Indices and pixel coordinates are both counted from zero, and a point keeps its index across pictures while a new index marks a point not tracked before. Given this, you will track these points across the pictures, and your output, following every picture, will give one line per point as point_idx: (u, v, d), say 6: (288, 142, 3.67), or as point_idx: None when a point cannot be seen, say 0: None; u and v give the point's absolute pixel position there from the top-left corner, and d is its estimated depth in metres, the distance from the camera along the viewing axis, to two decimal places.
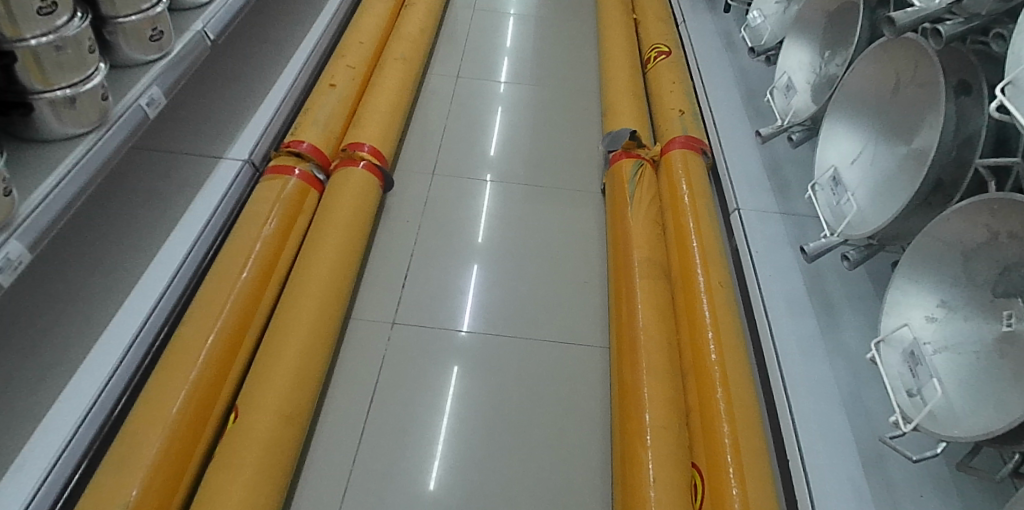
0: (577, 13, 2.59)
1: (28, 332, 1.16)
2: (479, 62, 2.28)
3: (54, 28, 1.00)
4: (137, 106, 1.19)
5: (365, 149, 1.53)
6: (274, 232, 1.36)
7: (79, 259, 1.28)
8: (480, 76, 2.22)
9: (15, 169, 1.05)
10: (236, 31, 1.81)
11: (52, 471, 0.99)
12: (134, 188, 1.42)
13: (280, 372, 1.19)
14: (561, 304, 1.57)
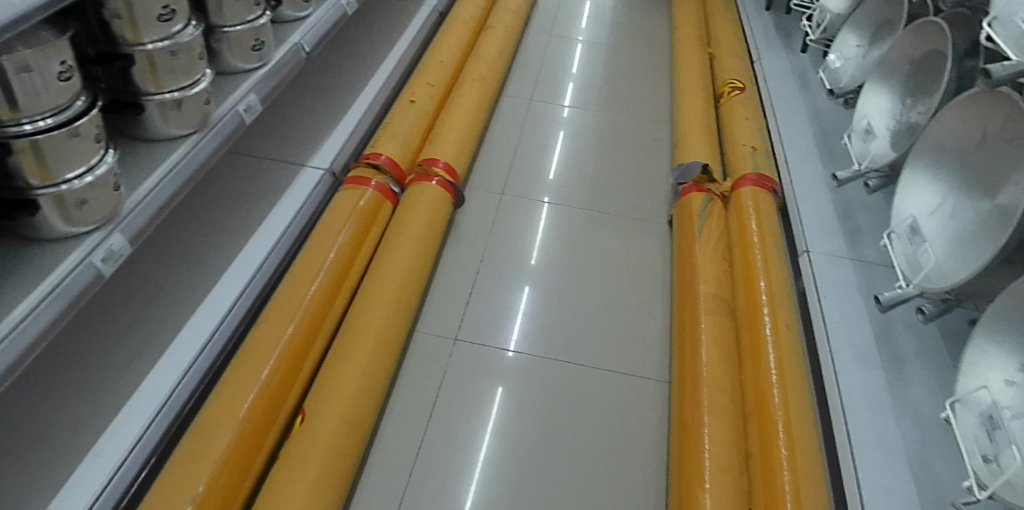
0: (651, 42, 2.60)
1: (115, 322, 1.22)
2: (552, 86, 2.32)
3: (170, 34, 1.07)
4: (234, 111, 1.25)
5: (440, 165, 1.56)
6: (349, 241, 1.39)
7: (166, 253, 1.34)
8: (552, 100, 2.25)
9: (123, 165, 1.12)
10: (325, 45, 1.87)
11: (128, 457, 1.02)
12: (220, 190, 1.48)
13: (347, 379, 1.21)
14: (622, 334, 1.57)
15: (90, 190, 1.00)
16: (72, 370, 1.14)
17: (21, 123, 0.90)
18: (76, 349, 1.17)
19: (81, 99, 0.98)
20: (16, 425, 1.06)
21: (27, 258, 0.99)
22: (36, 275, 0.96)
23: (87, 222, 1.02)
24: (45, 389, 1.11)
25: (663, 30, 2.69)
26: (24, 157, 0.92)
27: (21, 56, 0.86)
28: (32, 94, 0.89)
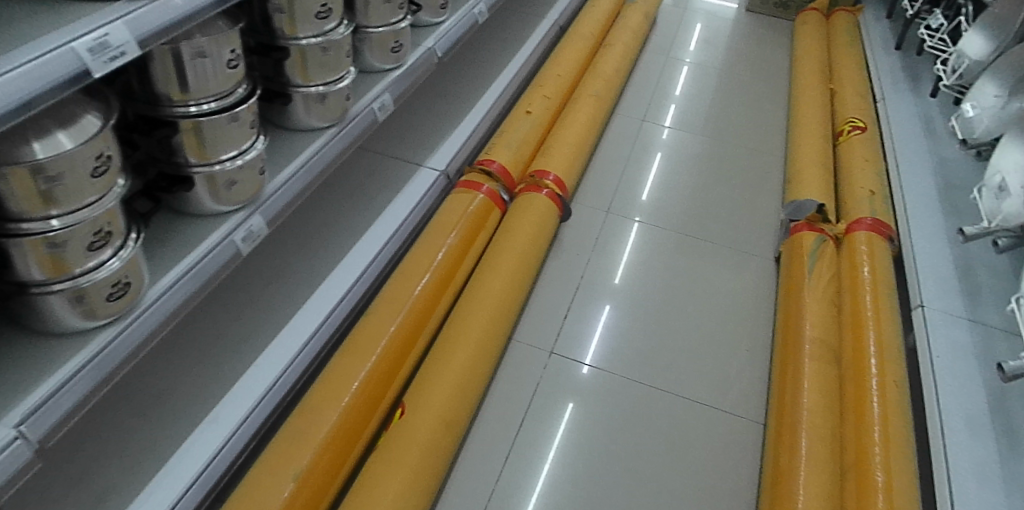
0: (770, 71, 2.55)
1: (242, 297, 1.29)
2: (666, 108, 2.31)
3: (324, 32, 1.15)
4: (369, 109, 1.31)
5: (550, 178, 1.57)
6: (457, 244, 1.42)
7: (291, 236, 1.41)
8: (664, 122, 2.24)
9: (269, 153, 1.20)
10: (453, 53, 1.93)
11: (239, 428, 1.07)
12: (344, 181, 1.54)
13: (446, 380, 1.25)
14: (719, 367, 1.54)
15: (238, 172, 1.07)
16: (199, 337, 1.22)
17: (187, 104, 0.98)
18: (204, 318, 1.25)
19: (242, 87, 1.05)
20: (147, 385, 1.14)
21: (178, 232, 1.07)
22: (183, 247, 1.05)
23: (230, 202, 1.09)
24: (175, 353, 1.19)
25: (784, 59, 2.63)
26: (186, 136, 0.99)
27: (196, 43, 0.94)
28: (200, 78, 0.97)
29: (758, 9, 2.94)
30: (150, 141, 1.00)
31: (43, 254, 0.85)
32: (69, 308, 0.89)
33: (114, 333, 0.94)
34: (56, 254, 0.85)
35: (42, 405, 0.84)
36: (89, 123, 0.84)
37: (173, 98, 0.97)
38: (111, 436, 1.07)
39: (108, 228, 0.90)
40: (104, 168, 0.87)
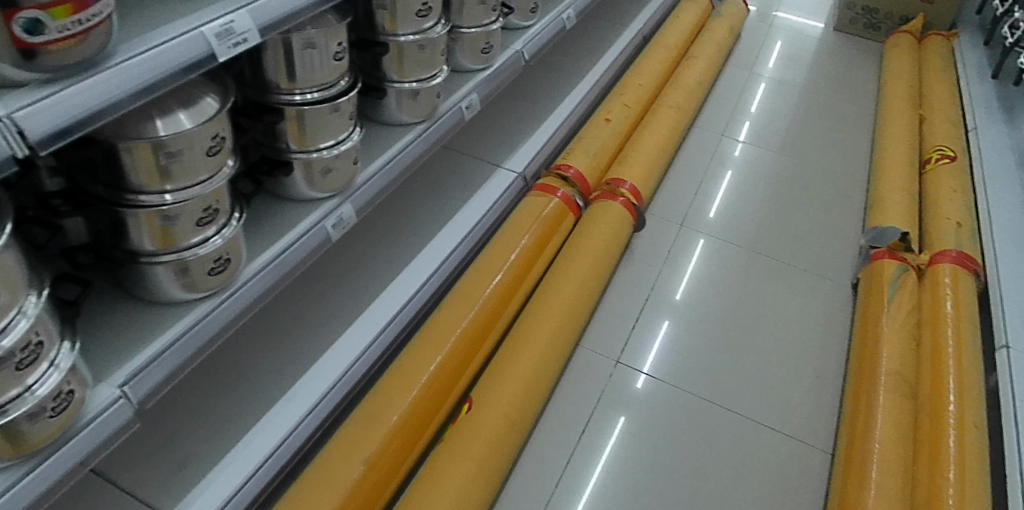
0: (856, 92, 2.49)
1: (325, 281, 1.34)
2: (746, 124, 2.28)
3: (421, 30, 1.20)
4: (457, 108, 1.35)
5: (626, 187, 1.57)
6: (530, 246, 1.44)
7: (374, 225, 1.45)
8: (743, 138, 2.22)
9: (363, 145, 1.26)
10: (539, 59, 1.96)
11: (314, 410, 1.11)
12: (426, 175, 1.58)
13: (513, 380, 1.26)
14: (789, 390, 1.51)
15: (335, 161, 1.12)
16: (284, 316, 1.27)
17: (293, 93, 1.03)
18: (292, 299, 1.30)
19: (345, 79, 1.10)
20: (235, 358, 1.20)
21: (275, 216, 1.12)
22: (279, 230, 1.10)
23: (324, 190, 1.14)
24: (261, 329, 1.25)
25: (872, 81, 2.55)
26: (290, 124, 1.05)
27: (307, 35, 0.99)
28: (308, 68, 1.02)
29: (846, 29, 2.87)
30: (257, 127, 1.05)
31: (156, 226, 0.90)
32: (173, 279, 0.94)
33: (211, 305, 0.98)
34: (167, 227, 0.90)
35: (143, 370, 0.90)
36: (207, 105, 0.88)
37: (281, 86, 1.03)
38: (201, 404, 1.13)
39: (215, 206, 0.95)
40: (218, 148, 0.91)
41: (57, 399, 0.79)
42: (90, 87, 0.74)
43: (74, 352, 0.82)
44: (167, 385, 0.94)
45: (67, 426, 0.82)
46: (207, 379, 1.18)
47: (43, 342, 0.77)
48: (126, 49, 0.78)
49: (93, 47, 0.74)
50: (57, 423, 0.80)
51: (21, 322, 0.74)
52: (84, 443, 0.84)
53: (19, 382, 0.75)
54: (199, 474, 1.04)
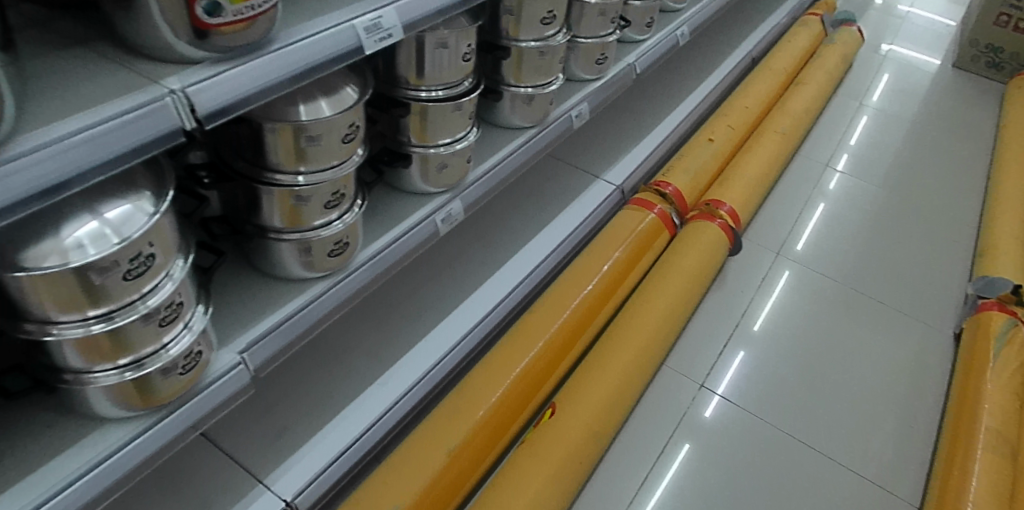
0: (974, 134, 2.38)
1: (426, 272, 1.37)
2: (853, 155, 2.22)
3: (543, 37, 1.22)
4: (567, 116, 1.38)
5: (726, 209, 1.59)
6: (622, 259, 1.45)
7: (476, 222, 1.48)
8: (848, 170, 2.15)
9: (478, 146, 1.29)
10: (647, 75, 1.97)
11: (404, 397, 1.16)
12: (528, 179, 1.60)
13: (597, 391, 1.27)
14: (878, 435, 1.45)
15: (451, 156, 1.15)
16: (385, 302, 1.31)
17: (419, 89, 1.07)
18: (395, 287, 1.34)
19: (468, 80, 1.12)
20: (337, 338, 1.24)
21: (392, 206, 1.17)
22: (392, 220, 1.14)
23: (438, 185, 1.18)
24: (363, 312, 1.29)
25: (991, 123, 2.43)
26: (413, 118, 1.09)
27: (440, 35, 1.02)
28: (437, 66, 1.06)
29: (965, 65, 2.76)
30: (383, 119, 1.10)
31: (288, 205, 0.94)
32: (296, 257, 0.99)
33: (325, 286, 1.03)
34: (298, 207, 0.95)
35: (261, 339, 0.95)
36: (347, 95, 0.92)
37: (409, 81, 1.06)
38: (304, 378, 1.18)
39: (342, 191, 0.98)
40: (352, 137, 0.95)
41: (187, 358, 0.84)
42: (250, 71, 0.79)
43: (207, 316, 0.87)
44: (277, 359, 0.98)
45: (194, 383, 0.87)
46: (311, 354, 1.23)
47: (182, 303, 0.83)
48: (285, 36, 0.83)
49: (259, 32, 0.79)
50: (185, 380, 0.86)
51: (166, 285, 0.79)
52: (206, 402, 0.89)
53: (157, 340, 0.81)
54: (297, 444, 1.09)
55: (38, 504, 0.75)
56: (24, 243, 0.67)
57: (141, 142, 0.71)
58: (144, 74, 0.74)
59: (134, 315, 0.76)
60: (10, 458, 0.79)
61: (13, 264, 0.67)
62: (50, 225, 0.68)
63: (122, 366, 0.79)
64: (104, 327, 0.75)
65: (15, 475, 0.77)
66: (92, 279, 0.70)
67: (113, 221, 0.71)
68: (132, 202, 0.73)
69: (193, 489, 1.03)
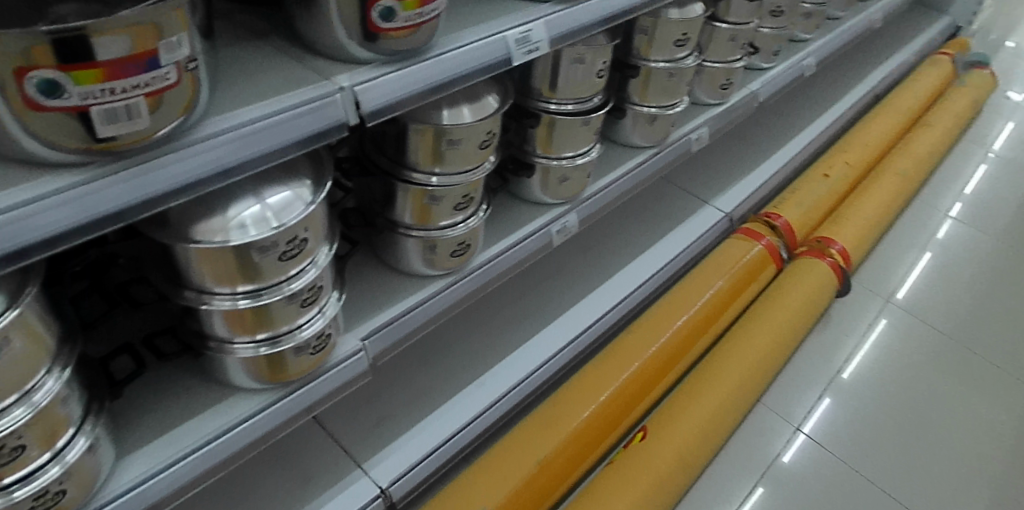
0: None
1: (532, 280, 1.40)
2: (975, 205, 2.11)
3: (674, 59, 1.24)
4: (687, 138, 1.44)
5: (836, 248, 1.61)
6: (723, 290, 1.45)
7: (585, 238, 1.50)
8: (969, 220, 2.05)
9: (598, 164, 1.33)
10: (760, 112, 1.99)
11: (501, 400, 1.18)
12: (637, 201, 1.62)
13: (689, 419, 1.26)
14: (979, 503, 1.37)
15: (573, 170, 1.17)
16: (490, 304, 1.34)
17: (549, 101, 1.09)
18: (502, 292, 1.37)
19: (598, 97, 1.14)
20: (443, 334, 1.28)
21: (512, 214, 1.20)
22: (511, 228, 1.17)
23: (556, 197, 1.20)
24: (469, 312, 1.32)
25: None
26: (540, 129, 1.11)
27: (580, 51, 1.04)
28: (570, 81, 1.07)
29: None
30: (513, 128, 1.14)
31: (421, 203, 0.98)
32: (419, 254, 1.03)
33: (442, 285, 1.06)
34: (430, 206, 0.98)
35: (382, 329, 0.99)
36: (488, 103, 0.94)
37: (541, 93, 1.09)
38: (411, 370, 1.21)
39: (471, 195, 1.02)
40: (488, 144, 0.98)
41: (318, 340, 0.89)
42: (409, 75, 0.82)
43: (339, 303, 0.91)
44: (396, 349, 1.03)
45: (320, 364, 0.92)
46: (418, 348, 1.26)
47: (322, 287, 0.87)
48: (443, 43, 0.87)
49: (421, 39, 0.82)
50: (313, 360, 0.90)
51: (310, 270, 0.83)
52: (327, 384, 0.93)
53: (294, 320, 0.85)
54: (397, 433, 1.12)
55: (175, 460, 0.81)
56: (197, 217, 0.73)
57: (309, 133, 0.75)
58: (317, 70, 0.79)
59: (278, 295, 0.80)
60: (155, 412, 0.86)
61: (186, 236, 0.72)
62: (220, 203, 0.73)
63: (259, 341, 0.84)
64: (251, 303, 0.79)
65: (157, 430, 0.84)
66: (252, 256, 0.75)
67: (274, 206, 0.75)
68: (293, 190, 0.77)
69: (302, 464, 1.08)
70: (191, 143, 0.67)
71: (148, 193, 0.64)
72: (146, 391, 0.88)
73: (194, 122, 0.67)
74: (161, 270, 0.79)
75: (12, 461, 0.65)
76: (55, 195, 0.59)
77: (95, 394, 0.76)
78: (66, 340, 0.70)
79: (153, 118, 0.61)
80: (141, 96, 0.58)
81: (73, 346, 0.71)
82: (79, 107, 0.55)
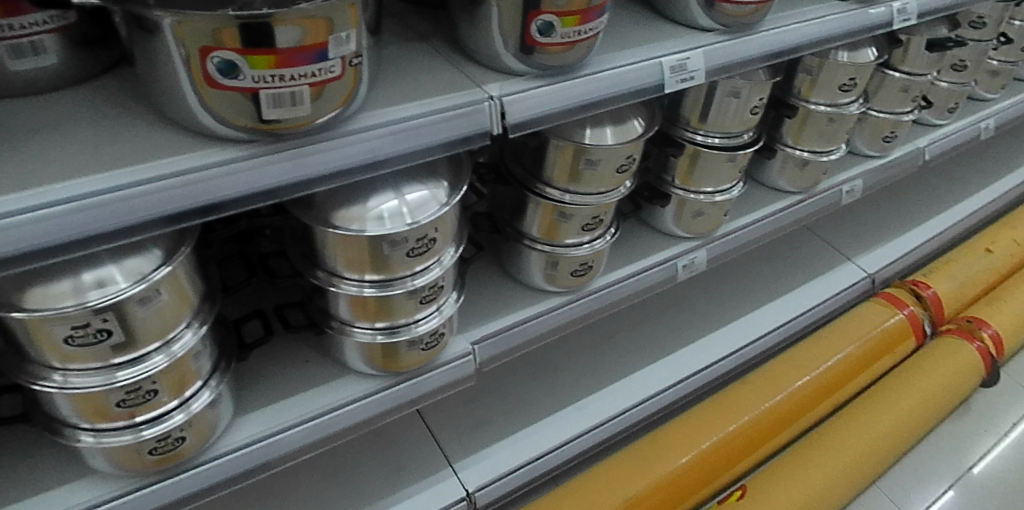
0: None
1: (646, 311, 1.36)
2: None
3: (836, 103, 1.17)
4: (837, 190, 1.35)
5: (989, 332, 1.45)
6: (852, 357, 1.34)
7: (708, 277, 1.44)
8: None
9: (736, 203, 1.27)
10: (922, 170, 1.83)
11: (597, 429, 1.15)
12: (770, 247, 1.54)
13: (795, 489, 1.17)
14: None
15: (709, 205, 1.12)
16: (600, 329, 1.31)
17: (696, 132, 1.06)
18: (614, 318, 1.34)
19: (748, 133, 1.09)
20: (548, 351, 1.27)
21: (639, 241, 1.17)
22: (635, 256, 1.14)
23: (687, 231, 1.16)
24: (577, 333, 1.30)
25: None
26: (683, 160, 1.08)
27: (736, 84, 0.99)
28: (722, 114, 1.03)
29: None
30: (653, 154, 1.11)
31: (550, 218, 0.97)
32: (541, 268, 1.02)
33: (558, 302, 1.05)
34: (559, 222, 0.98)
35: (492, 336, 1.00)
36: (633, 127, 0.92)
37: (689, 123, 1.05)
38: (514, 382, 1.21)
39: (601, 217, 1.00)
40: (626, 168, 0.95)
41: (431, 337, 0.90)
42: (558, 92, 0.82)
43: (457, 304, 0.92)
44: (502, 358, 1.03)
45: (430, 360, 0.93)
46: (521, 361, 1.26)
47: (442, 287, 0.88)
48: (597, 63, 0.86)
49: (576, 56, 0.81)
50: (424, 355, 0.92)
51: (435, 269, 0.85)
52: (431, 381, 0.94)
53: (412, 314, 0.87)
54: (491, 441, 1.12)
55: (284, 427, 0.85)
56: (339, 204, 0.76)
57: (453, 137, 0.76)
58: (470, 76, 0.81)
59: (402, 288, 0.83)
60: (274, 379, 0.91)
61: (326, 220, 0.76)
62: (362, 194, 0.76)
63: (377, 328, 0.87)
64: (375, 292, 0.82)
65: (273, 396, 0.88)
66: (383, 248, 0.78)
67: (411, 202, 0.77)
68: (430, 189, 0.79)
69: (396, 454, 1.10)
70: (344, 134, 0.70)
71: (299, 176, 0.68)
72: (269, 356, 0.94)
73: (350, 114, 0.70)
74: (300, 248, 0.83)
75: (144, 402, 0.71)
76: (219, 166, 0.64)
77: (224, 352, 0.82)
78: (208, 299, 0.76)
79: (313, 106, 0.64)
80: (306, 85, 0.62)
81: (213, 304, 0.76)
82: (251, 89, 0.60)
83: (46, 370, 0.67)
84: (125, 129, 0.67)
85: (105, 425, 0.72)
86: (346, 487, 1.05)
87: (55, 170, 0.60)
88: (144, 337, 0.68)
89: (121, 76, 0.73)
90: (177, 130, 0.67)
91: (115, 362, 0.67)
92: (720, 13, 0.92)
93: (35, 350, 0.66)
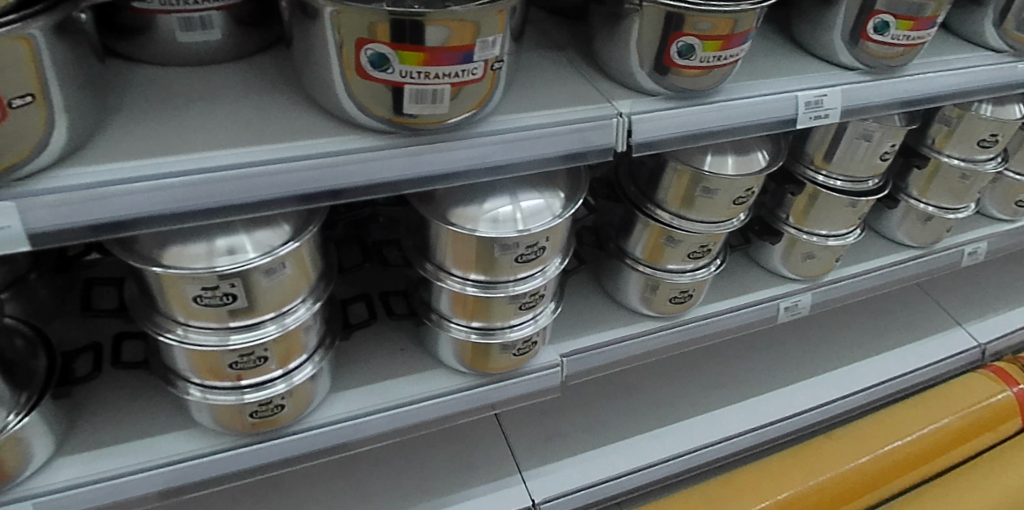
0: None
1: (735, 348, 1.32)
2: None
3: (972, 159, 1.11)
4: (959, 250, 1.27)
5: None
6: (951, 428, 1.26)
7: (804, 322, 1.39)
8: None
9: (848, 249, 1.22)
10: None
11: (670, 460, 1.12)
12: (873, 300, 1.46)
13: None
14: None
15: (821, 249, 1.08)
16: (685, 360, 1.28)
17: (818, 172, 1.02)
18: (700, 351, 1.31)
19: (874, 180, 1.04)
20: (629, 374, 1.25)
21: (740, 276, 1.13)
22: (734, 290, 1.11)
23: (794, 272, 1.12)
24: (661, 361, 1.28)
25: None
26: (800, 198, 1.04)
27: (869, 127, 0.95)
28: (849, 157, 0.99)
29: None
30: (770, 190, 1.08)
31: (656, 241, 0.96)
32: (639, 290, 1.01)
33: (652, 327, 1.03)
34: (665, 246, 0.96)
35: (581, 352, 0.99)
36: (756, 160, 0.89)
37: (813, 162, 1.02)
38: (592, 400, 1.20)
39: (709, 247, 0.98)
40: (743, 200, 0.93)
41: (523, 344, 0.90)
42: (686, 116, 0.80)
43: (553, 315, 0.92)
44: (586, 375, 1.02)
45: (519, 366, 0.93)
46: (601, 380, 1.25)
47: (543, 296, 0.88)
48: (729, 91, 0.84)
49: (711, 82, 0.80)
50: (515, 360, 0.92)
51: (538, 277, 0.85)
52: (515, 387, 0.94)
53: (509, 318, 0.87)
54: (563, 455, 1.11)
55: (372, 410, 0.87)
56: (457, 202, 0.78)
57: (577, 150, 0.76)
58: (601, 91, 0.81)
59: (504, 292, 0.83)
60: (368, 362, 0.93)
61: (443, 216, 0.77)
62: (480, 195, 0.77)
63: (473, 327, 0.88)
64: (478, 292, 0.83)
65: (365, 378, 0.91)
66: (493, 250, 0.79)
67: (526, 210, 0.78)
68: (547, 199, 0.79)
69: (470, 453, 1.11)
70: (473, 135, 0.71)
71: (427, 171, 0.69)
72: (366, 339, 0.96)
73: (481, 117, 0.71)
74: (413, 239, 0.85)
75: (252, 367, 0.75)
76: (355, 153, 0.66)
77: (329, 330, 0.85)
78: (323, 277, 0.79)
79: (451, 105, 0.65)
80: (448, 84, 0.63)
81: (327, 283, 0.79)
82: (397, 83, 0.62)
83: (170, 323, 0.71)
84: (274, 108, 0.70)
85: (214, 383, 0.76)
86: (418, 479, 1.07)
87: (207, 139, 0.64)
88: (262, 306, 0.71)
89: (274, 57, 0.77)
90: (320, 114, 0.70)
91: (232, 325, 0.71)
92: (863, 52, 0.88)
93: (165, 304, 0.70)
